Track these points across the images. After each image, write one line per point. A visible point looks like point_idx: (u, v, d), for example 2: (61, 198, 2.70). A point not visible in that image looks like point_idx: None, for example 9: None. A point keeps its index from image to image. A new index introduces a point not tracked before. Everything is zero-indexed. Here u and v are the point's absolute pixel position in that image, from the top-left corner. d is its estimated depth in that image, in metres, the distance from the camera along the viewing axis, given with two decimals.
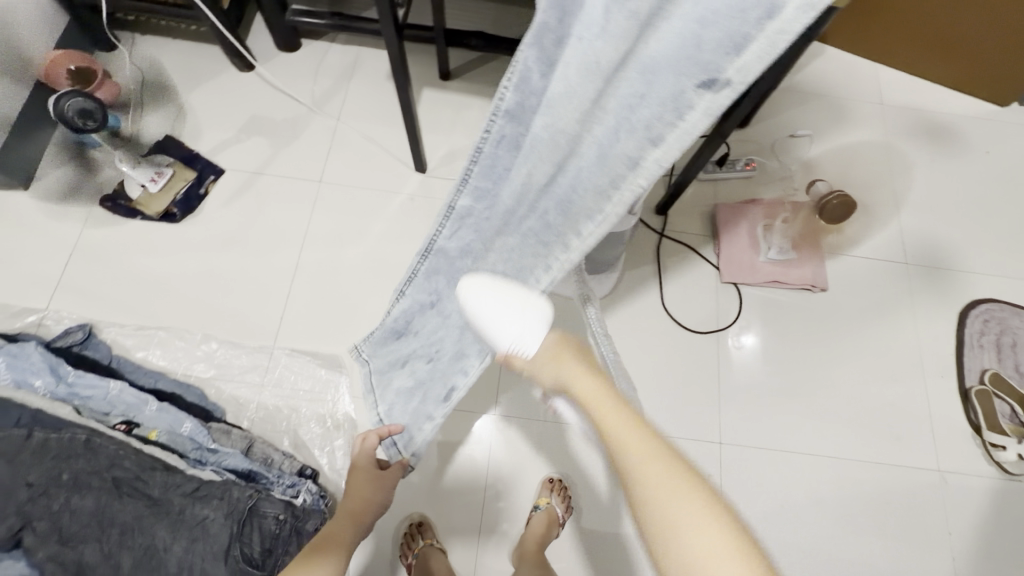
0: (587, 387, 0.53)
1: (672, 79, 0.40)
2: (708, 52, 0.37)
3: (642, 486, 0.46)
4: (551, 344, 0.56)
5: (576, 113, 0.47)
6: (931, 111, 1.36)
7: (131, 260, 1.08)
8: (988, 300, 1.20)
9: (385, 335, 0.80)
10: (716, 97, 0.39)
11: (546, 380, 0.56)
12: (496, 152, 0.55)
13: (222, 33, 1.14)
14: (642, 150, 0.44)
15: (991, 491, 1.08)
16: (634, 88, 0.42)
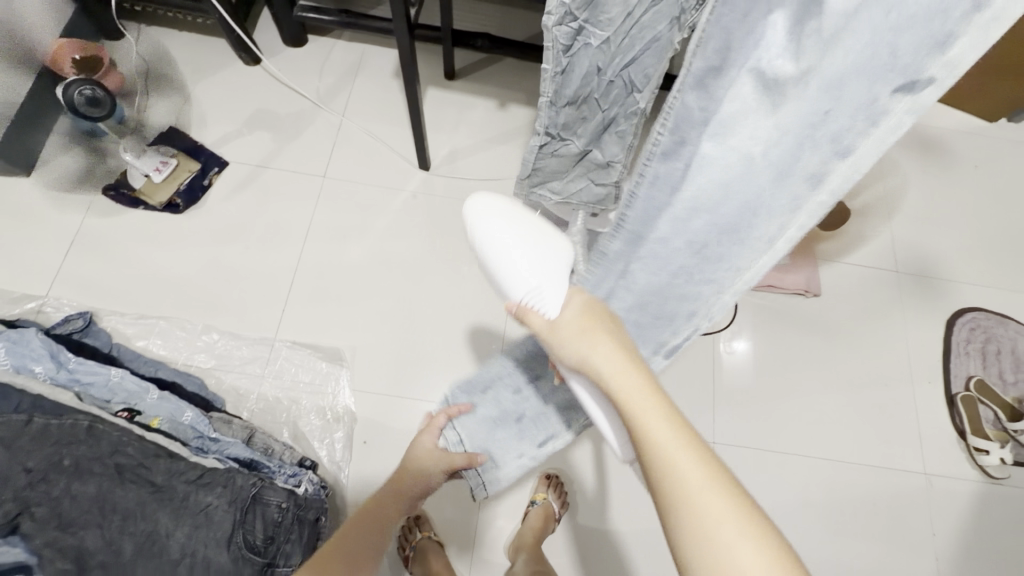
0: (625, 378, 0.47)
1: (869, 88, 0.41)
2: (905, 57, 0.38)
3: (683, 502, 0.41)
4: (578, 311, 0.52)
5: (761, 136, 0.44)
6: (922, 124, 1.40)
7: (133, 249, 1.08)
8: (974, 309, 1.24)
9: (464, 395, 0.70)
10: (917, 97, 0.41)
11: (567, 354, 0.51)
12: (648, 195, 0.49)
13: (231, 26, 1.15)
14: (827, 164, 0.46)
15: (975, 494, 1.11)
16: (821, 104, 0.42)
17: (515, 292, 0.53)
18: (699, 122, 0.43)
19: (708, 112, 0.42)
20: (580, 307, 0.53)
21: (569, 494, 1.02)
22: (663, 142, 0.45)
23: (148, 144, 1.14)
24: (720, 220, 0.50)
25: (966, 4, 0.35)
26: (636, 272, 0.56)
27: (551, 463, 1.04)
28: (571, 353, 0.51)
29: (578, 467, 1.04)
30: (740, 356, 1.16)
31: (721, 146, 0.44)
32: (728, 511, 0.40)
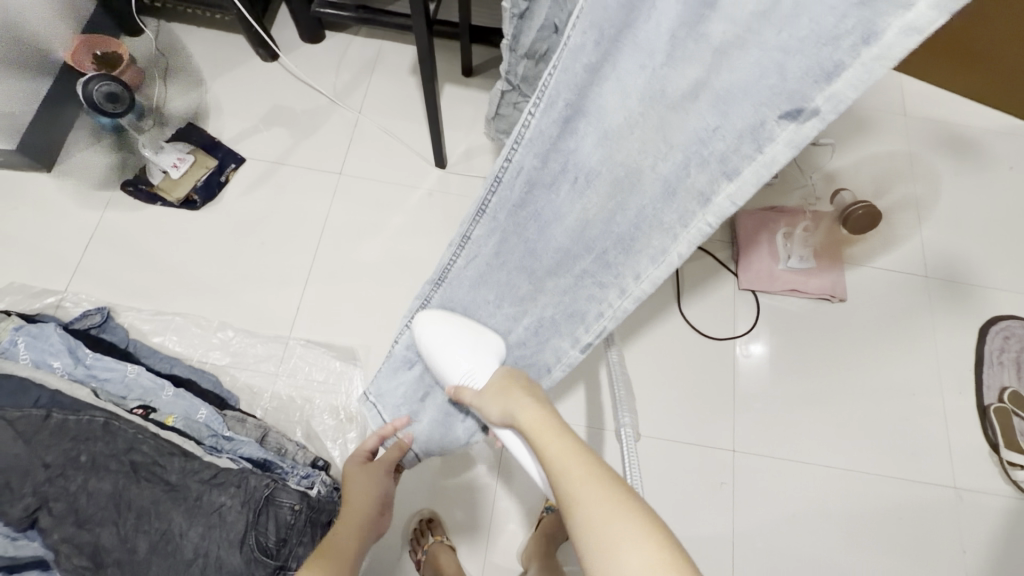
0: (531, 415, 0.59)
1: (751, 110, 0.41)
2: (794, 81, 0.37)
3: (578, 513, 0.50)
4: (497, 380, 0.65)
5: (637, 144, 0.50)
6: (955, 123, 1.35)
7: (151, 245, 1.08)
8: (1008, 317, 1.19)
9: (395, 365, 0.78)
10: (801, 128, 0.39)
11: (492, 413, 0.63)
12: (514, 181, 0.57)
13: (249, 22, 1.14)
14: (716, 184, 0.46)
15: (1007, 510, 1.06)
16: (705, 121, 0.44)
17: (454, 376, 0.68)
18: (567, 110, 0.51)
19: (581, 102, 0.50)
20: (503, 375, 0.66)
21: None
22: (535, 122, 0.52)
23: (166, 139, 1.14)
24: (614, 225, 0.56)
25: (850, 36, 0.33)
26: (546, 267, 0.64)
27: None
28: (496, 408, 0.63)
29: None
30: (758, 358, 1.13)
31: (601, 147, 0.52)
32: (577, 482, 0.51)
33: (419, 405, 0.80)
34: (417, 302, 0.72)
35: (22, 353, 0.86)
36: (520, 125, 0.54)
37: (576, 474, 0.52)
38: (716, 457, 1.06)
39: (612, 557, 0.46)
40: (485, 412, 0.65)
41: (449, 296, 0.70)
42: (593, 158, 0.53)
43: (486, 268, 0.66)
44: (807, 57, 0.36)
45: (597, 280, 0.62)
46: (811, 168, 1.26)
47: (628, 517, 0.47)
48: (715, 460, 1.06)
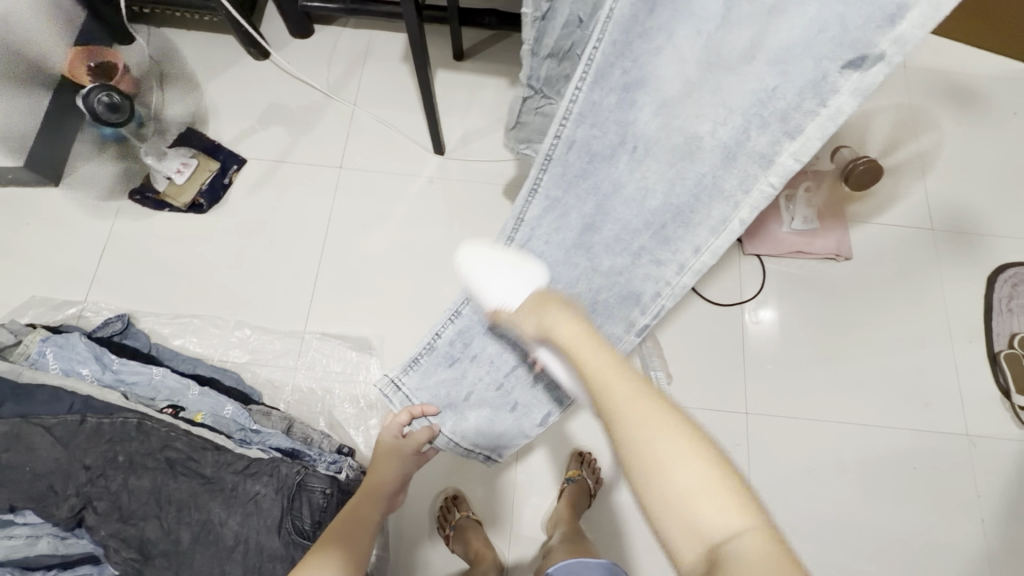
0: (571, 331, 0.58)
1: (811, 66, 0.47)
2: (855, 31, 0.44)
3: (626, 435, 0.48)
4: (532, 299, 0.64)
5: (695, 109, 0.55)
6: (956, 72, 1.33)
7: (163, 250, 1.10)
8: (1016, 264, 1.19)
9: (434, 363, 0.77)
10: (864, 76, 0.46)
11: (528, 330, 0.63)
12: (567, 155, 0.61)
13: (239, 22, 1.14)
14: (779, 144, 0.52)
15: (1020, 453, 1.08)
16: (762, 82, 0.50)
17: None
18: (623, 80, 0.56)
19: (637, 70, 0.55)
20: (535, 295, 0.64)
21: (602, 470, 1.03)
22: (584, 96, 0.57)
23: (169, 146, 1.15)
24: (674, 196, 0.60)
25: None
26: (603, 242, 0.67)
27: (583, 441, 1.05)
28: (530, 326, 0.63)
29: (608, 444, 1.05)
30: (769, 324, 1.14)
31: (658, 116, 0.57)
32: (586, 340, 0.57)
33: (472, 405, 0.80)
34: (462, 298, 0.73)
35: (52, 363, 0.89)
36: (568, 101, 0.58)
37: (580, 342, 0.57)
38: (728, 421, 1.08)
39: (660, 471, 0.46)
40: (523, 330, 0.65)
41: None
42: (649, 126, 0.58)
43: (542, 250, 0.69)
44: (868, 4, 0.43)
45: (654, 257, 0.65)
46: None
47: (631, 368, 0.53)
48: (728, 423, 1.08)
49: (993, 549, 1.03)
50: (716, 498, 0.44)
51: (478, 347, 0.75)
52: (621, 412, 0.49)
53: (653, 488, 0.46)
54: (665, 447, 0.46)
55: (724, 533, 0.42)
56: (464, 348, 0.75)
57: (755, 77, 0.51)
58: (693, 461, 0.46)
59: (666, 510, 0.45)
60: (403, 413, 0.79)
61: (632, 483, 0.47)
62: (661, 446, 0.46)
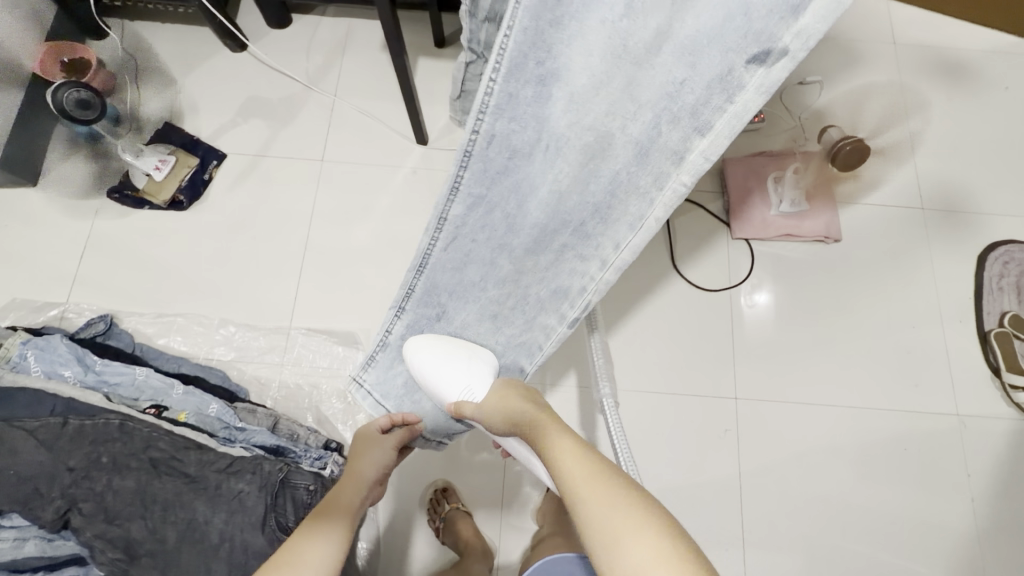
0: (521, 412, 0.62)
1: (721, 56, 0.50)
2: (759, 22, 0.48)
3: (591, 524, 0.50)
4: (496, 389, 0.66)
5: (604, 106, 0.56)
6: (947, 47, 1.31)
7: (144, 249, 1.09)
8: (1007, 242, 1.18)
9: (390, 358, 0.74)
10: (769, 68, 0.50)
11: (498, 425, 0.64)
12: (485, 152, 0.58)
13: (212, 14, 1.11)
14: (689, 139, 0.56)
15: (1010, 432, 1.08)
16: (673, 72, 0.53)
17: (450, 394, 0.67)
18: (536, 74, 0.53)
19: (550, 63, 0.53)
20: (500, 387, 0.67)
21: (592, 459, 1.03)
22: (501, 89, 0.54)
23: (146, 142, 1.13)
24: (590, 194, 0.62)
25: None
26: (524, 242, 0.65)
27: (572, 429, 1.05)
28: (490, 405, 0.64)
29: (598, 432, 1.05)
30: (763, 309, 1.13)
31: (571, 113, 0.56)
32: (535, 421, 0.61)
33: (419, 393, 0.77)
34: (400, 292, 0.68)
35: (34, 365, 0.88)
36: (483, 95, 0.54)
37: (537, 419, 0.61)
38: (718, 406, 1.08)
39: (617, 552, 0.48)
40: (488, 424, 0.65)
41: (434, 279, 0.67)
42: (561, 124, 0.57)
43: (470, 246, 0.65)
44: None
45: (579, 252, 0.66)
46: (798, 108, 1.23)
47: (584, 450, 0.56)
48: (718, 409, 1.08)
49: (982, 527, 1.03)
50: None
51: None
52: (582, 497, 0.52)
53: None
54: (620, 536, 0.48)
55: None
56: (407, 344, 0.73)
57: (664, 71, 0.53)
58: (648, 546, 0.47)
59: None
60: (384, 421, 0.78)
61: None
62: (624, 538, 0.48)
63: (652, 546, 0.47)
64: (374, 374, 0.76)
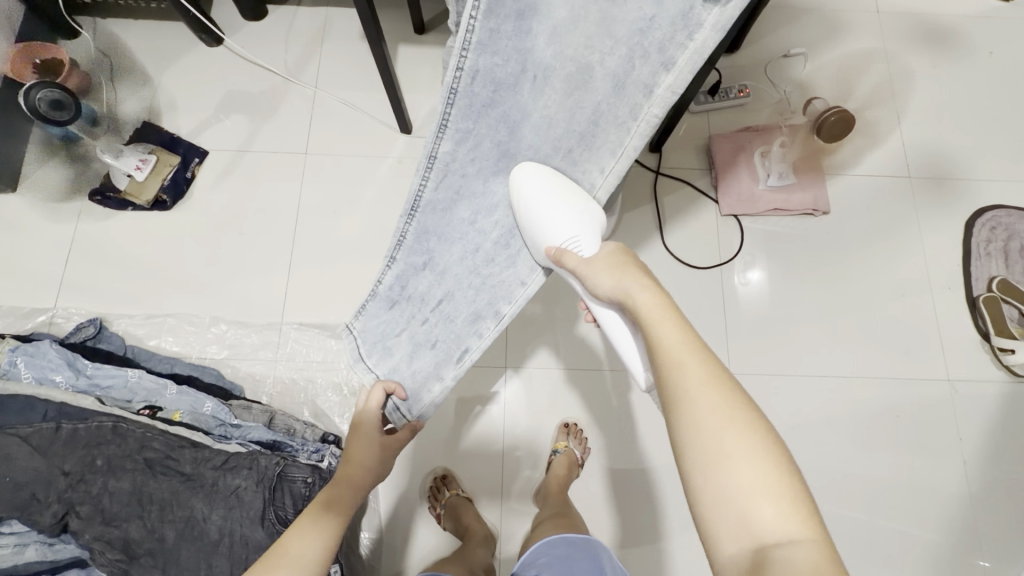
0: (648, 301, 0.56)
1: (675, 4, 0.53)
2: None
3: (693, 427, 0.48)
4: (608, 253, 0.63)
5: (581, 38, 0.56)
6: (931, 14, 1.30)
7: (130, 251, 1.08)
8: (994, 207, 1.18)
9: (371, 307, 0.74)
10: (722, 10, 0.52)
11: (601, 286, 0.61)
12: (473, 88, 0.58)
13: (186, 9, 1.08)
14: (657, 75, 0.58)
15: (1001, 395, 1.09)
16: (642, 12, 0.54)
17: (557, 238, 0.65)
18: (516, 9, 0.54)
19: (527, 2, 0.53)
20: (609, 253, 0.63)
21: (590, 440, 1.04)
22: (482, 26, 0.54)
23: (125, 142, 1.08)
24: (574, 123, 0.63)
25: None
26: (517, 168, 0.66)
27: (569, 411, 1.05)
28: (608, 282, 0.60)
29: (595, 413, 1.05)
30: (757, 285, 1.14)
31: (551, 43, 0.56)
32: (667, 313, 0.55)
33: (393, 340, 0.75)
34: (391, 242, 0.69)
35: (24, 371, 0.88)
36: (465, 31, 0.54)
37: (651, 310, 0.55)
38: None
39: (722, 463, 0.46)
40: (591, 283, 0.63)
41: (423, 225, 0.68)
42: (545, 56, 0.57)
43: (460, 182, 0.66)
44: None
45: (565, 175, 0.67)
46: (783, 82, 1.23)
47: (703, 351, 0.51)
48: None
49: (976, 489, 1.05)
50: (777, 504, 0.44)
51: (411, 287, 0.72)
52: (694, 397, 0.49)
53: (706, 483, 0.46)
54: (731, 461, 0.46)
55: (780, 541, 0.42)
56: (398, 290, 0.72)
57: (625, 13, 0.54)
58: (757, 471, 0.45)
59: (717, 502, 0.45)
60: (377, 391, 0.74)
61: (685, 467, 0.48)
62: (726, 443, 0.47)
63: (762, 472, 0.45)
64: (366, 319, 0.75)
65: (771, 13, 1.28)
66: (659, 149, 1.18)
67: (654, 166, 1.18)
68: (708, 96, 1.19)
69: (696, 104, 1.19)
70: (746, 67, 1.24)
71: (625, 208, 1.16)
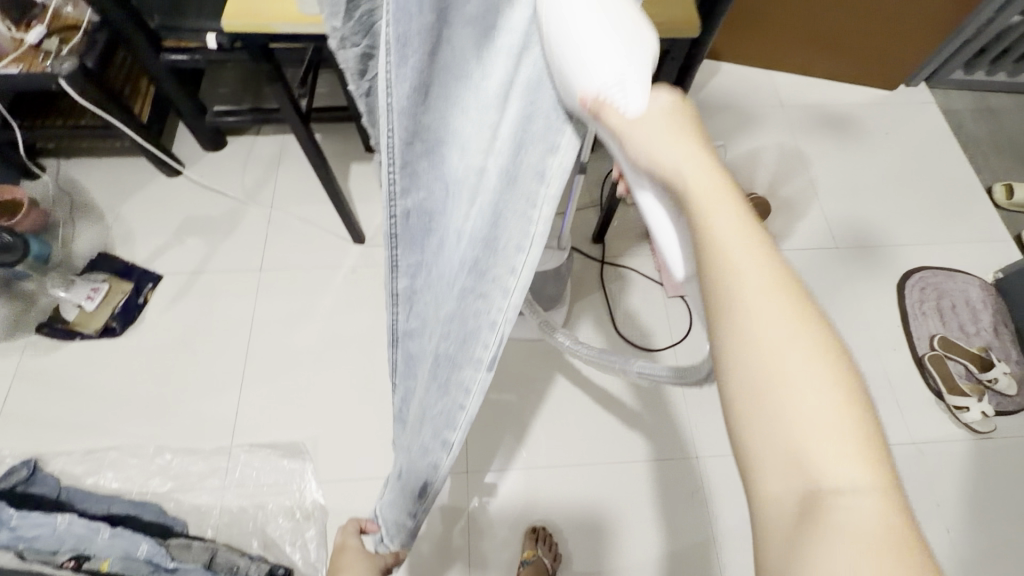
0: (697, 173, 0.30)
1: (550, 108, 0.32)
2: (548, 100, 0.32)
3: (758, 393, 0.27)
4: (659, 106, 0.33)
5: (485, 146, 0.36)
6: (828, 105, 1.47)
7: (74, 382, 1.05)
8: (920, 269, 1.26)
9: (398, 449, 0.67)
10: (584, 125, 0.33)
11: (640, 160, 0.32)
12: (410, 230, 0.43)
13: (144, 146, 1.16)
14: (536, 186, 0.33)
15: (968, 453, 1.09)
16: (525, 116, 0.33)
17: None
18: (426, 140, 0.37)
19: (430, 126, 0.37)
20: (661, 103, 0.33)
21: (560, 544, 0.98)
22: (398, 173, 0.39)
23: (78, 273, 1.13)
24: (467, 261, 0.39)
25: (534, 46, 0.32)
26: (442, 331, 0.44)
27: (537, 514, 1.01)
28: (642, 142, 0.32)
29: (564, 513, 1.01)
30: None
31: (462, 161, 0.37)
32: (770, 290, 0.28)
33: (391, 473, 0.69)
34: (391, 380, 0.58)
35: None
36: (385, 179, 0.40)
37: (696, 183, 0.30)
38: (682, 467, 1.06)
39: (807, 475, 0.25)
40: (625, 158, 0.32)
41: (395, 368, 0.55)
42: (457, 177, 0.38)
43: (426, 311, 0.48)
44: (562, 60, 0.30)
45: (456, 339, 0.41)
46: None
47: (772, 260, 0.29)
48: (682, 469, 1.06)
49: (966, 559, 1.01)
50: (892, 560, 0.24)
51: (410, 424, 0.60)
52: (742, 280, 0.28)
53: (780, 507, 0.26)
54: (814, 452, 0.26)
55: (842, 489, 0.25)
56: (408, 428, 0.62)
57: (498, 111, 0.35)
58: (858, 467, 0.26)
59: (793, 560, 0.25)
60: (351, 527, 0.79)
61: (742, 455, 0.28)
62: (788, 364, 0.27)
63: (853, 457, 0.26)
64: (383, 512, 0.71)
65: None
66: (602, 240, 1.24)
67: (599, 256, 1.24)
68: None
69: (631, 196, 1.29)
70: None
71: (576, 298, 1.20)
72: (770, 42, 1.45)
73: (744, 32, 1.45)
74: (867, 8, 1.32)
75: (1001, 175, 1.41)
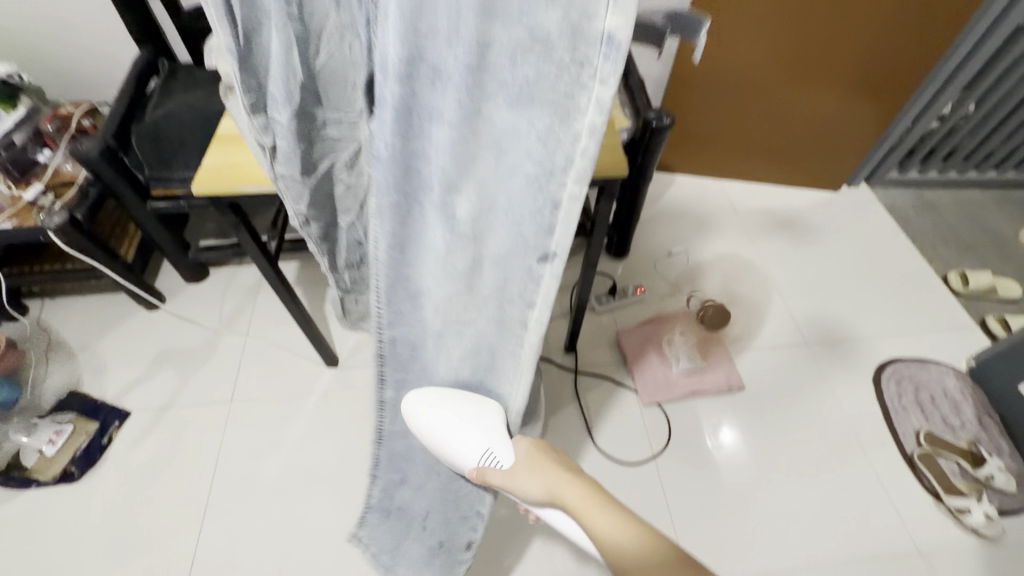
0: (575, 496, 0.69)
1: (531, 245, 0.55)
2: (533, 237, 0.54)
3: (590, 529, 0.67)
4: (526, 455, 0.74)
5: (464, 249, 0.58)
6: (778, 209, 1.57)
7: (22, 538, 0.99)
8: (892, 361, 1.27)
9: (375, 515, 0.93)
10: (553, 265, 0.55)
11: (532, 493, 0.71)
12: (393, 310, 0.68)
13: (123, 284, 1.20)
14: (534, 264, 0.56)
15: (980, 562, 1.01)
16: (496, 267, 0.59)
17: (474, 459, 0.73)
18: (400, 246, 0.60)
19: (405, 240, 0.59)
20: (528, 450, 0.74)
21: None
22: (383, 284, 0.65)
23: (43, 415, 1.12)
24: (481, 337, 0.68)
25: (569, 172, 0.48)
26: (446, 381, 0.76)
27: None
28: (537, 486, 0.71)
29: None
30: (732, 447, 1.14)
31: (437, 260, 0.60)
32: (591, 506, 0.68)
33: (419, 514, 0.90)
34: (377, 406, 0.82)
35: None
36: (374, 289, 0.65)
37: (580, 504, 0.69)
38: None
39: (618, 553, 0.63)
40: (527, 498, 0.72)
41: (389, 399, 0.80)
42: (431, 274, 0.62)
43: (398, 370, 0.76)
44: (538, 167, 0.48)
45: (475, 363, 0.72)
46: (672, 276, 1.40)
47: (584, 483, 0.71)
48: None
49: None
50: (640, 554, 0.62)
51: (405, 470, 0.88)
52: (570, 496, 0.69)
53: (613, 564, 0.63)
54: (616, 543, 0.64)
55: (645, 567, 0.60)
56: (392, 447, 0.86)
57: (469, 228, 0.56)
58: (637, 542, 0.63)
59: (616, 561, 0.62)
60: None
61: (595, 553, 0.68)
62: (598, 518, 0.66)
63: (622, 527, 0.64)
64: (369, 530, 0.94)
65: (649, 222, 1.52)
66: (574, 349, 1.25)
67: (572, 365, 1.24)
68: (608, 296, 1.33)
69: (599, 304, 1.32)
70: (638, 268, 1.42)
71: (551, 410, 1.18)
72: (719, 154, 1.58)
73: (694, 148, 1.57)
74: (800, 121, 1.46)
75: (952, 264, 1.48)
